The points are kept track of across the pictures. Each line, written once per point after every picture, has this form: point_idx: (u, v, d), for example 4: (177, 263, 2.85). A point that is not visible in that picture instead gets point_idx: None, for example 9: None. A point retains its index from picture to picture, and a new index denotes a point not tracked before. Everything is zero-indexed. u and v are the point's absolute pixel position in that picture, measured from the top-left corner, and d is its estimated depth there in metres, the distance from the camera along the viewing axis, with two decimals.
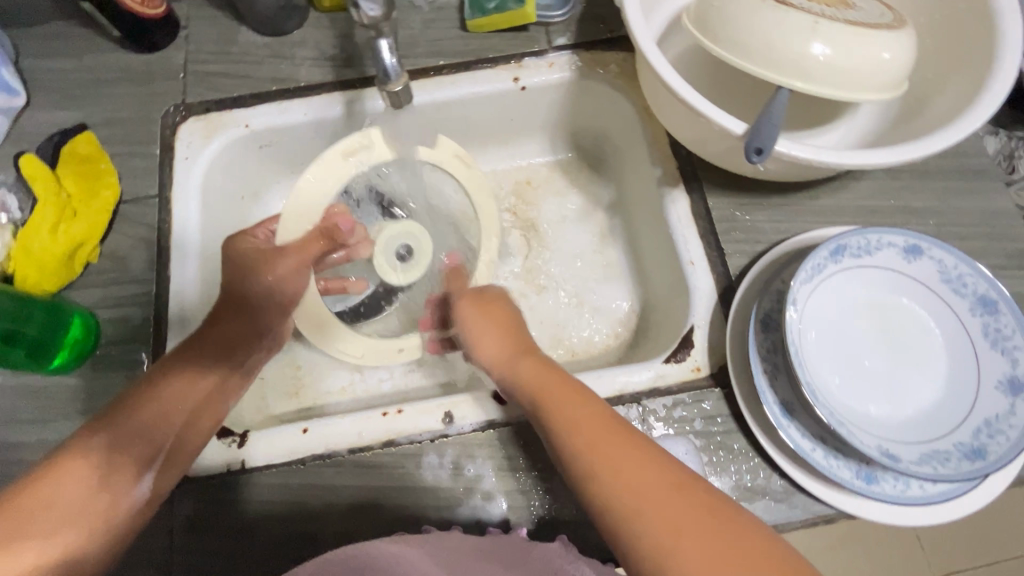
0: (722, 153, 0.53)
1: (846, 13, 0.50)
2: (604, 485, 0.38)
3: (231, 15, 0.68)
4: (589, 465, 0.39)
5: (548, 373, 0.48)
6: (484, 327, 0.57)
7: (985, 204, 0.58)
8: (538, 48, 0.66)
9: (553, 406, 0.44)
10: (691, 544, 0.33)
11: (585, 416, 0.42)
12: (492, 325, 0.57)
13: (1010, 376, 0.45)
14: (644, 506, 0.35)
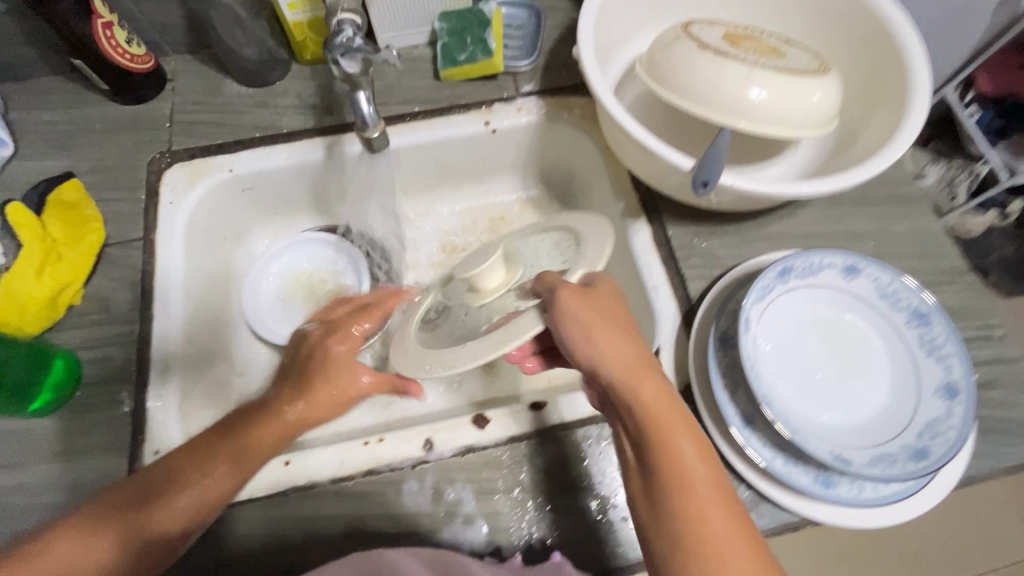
0: (677, 187, 0.58)
1: (777, 61, 0.56)
2: None
3: (216, 68, 0.73)
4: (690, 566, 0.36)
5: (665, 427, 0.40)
6: (597, 332, 0.43)
7: (916, 226, 0.63)
8: (507, 94, 0.71)
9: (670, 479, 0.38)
10: None
11: (696, 497, 0.38)
12: (598, 327, 0.43)
13: (946, 381, 0.49)
14: None
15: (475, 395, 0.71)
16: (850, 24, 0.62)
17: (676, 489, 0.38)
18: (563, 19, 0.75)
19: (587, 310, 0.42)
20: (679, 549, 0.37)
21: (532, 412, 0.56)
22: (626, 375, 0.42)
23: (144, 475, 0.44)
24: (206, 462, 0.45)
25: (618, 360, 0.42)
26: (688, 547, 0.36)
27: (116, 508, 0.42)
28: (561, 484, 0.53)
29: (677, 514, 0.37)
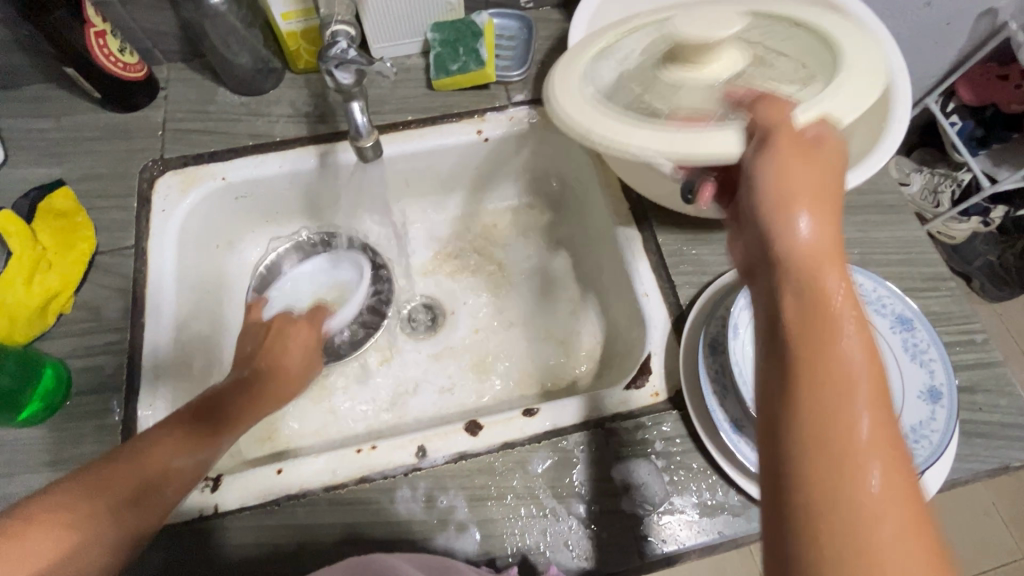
0: (666, 196, 0.59)
1: None
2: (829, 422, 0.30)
3: (210, 76, 0.73)
4: (825, 401, 0.30)
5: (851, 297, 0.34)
6: (781, 194, 0.38)
7: (900, 234, 0.65)
8: (499, 104, 0.72)
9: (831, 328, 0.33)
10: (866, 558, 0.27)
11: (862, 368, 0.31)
12: (797, 176, 0.38)
13: (929, 385, 0.50)
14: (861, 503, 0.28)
15: (468, 401, 0.71)
16: None
17: (839, 388, 0.31)
18: (554, 31, 0.76)
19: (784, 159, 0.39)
20: (811, 383, 0.31)
21: (524, 418, 0.56)
22: (822, 245, 0.36)
23: (112, 461, 0.45)
24: (176, 448, 0.48)
25: (817, 222, 0.37)
26: (830, 389, 0.31)
27: (94, 491, 0.42)
28: (554, 491, 0.54)
29: (831, 417, 0.30)
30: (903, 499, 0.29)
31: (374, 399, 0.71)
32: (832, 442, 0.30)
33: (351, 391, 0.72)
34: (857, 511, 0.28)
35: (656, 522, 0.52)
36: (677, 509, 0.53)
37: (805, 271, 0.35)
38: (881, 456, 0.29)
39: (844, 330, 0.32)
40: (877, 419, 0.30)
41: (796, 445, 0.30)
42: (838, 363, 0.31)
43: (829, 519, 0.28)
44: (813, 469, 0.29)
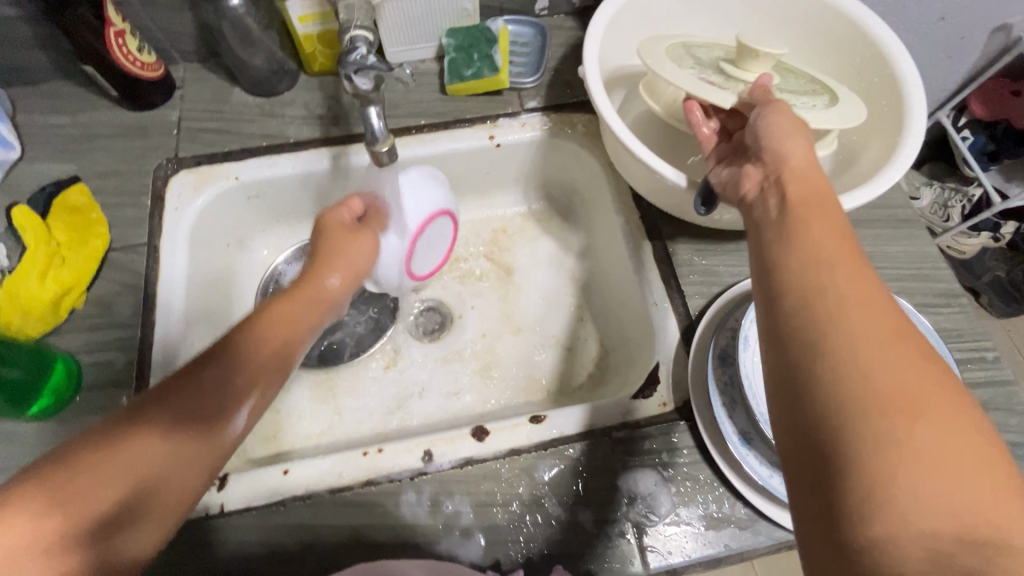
0: (677, 205, 0.59)
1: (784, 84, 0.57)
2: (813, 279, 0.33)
3: (225, 77, 0.73)
4: (811, 263, 0.34)
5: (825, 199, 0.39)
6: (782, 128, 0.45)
7: (911, 249, 0.65)
8: (512, 109, 0.73)
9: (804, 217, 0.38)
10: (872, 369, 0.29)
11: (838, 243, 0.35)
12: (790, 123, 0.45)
13: None
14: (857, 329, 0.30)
15: (473, 406, 0.71)
16: (851, 51, 0.63)
17: (839, 279, 0.33)
18: (568, 39, 0.77)
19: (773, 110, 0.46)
20: (795, 252, 0.36)
21: (531, 425, 0.56)
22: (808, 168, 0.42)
23: (94, 450, 0.40)
24: (166, 439, 0.43)
25: (804, 150, 0.43)
26: (809, 254, 0.35)
27: (68, 493, 0.37)
28: (560, 499, 0.53)
29: (835, 303, 0.31)
30: (923, 368, 0.29)
31: (379, 401, 0.71)
32: (838, 324, 0.31)
33: (356, 392, 0.72)
34: (877, 377, 0.28)
35: (661, 533, 0.52)
36: (683, 520, 0.52)
37: (800, 190, 0.40)
38: (890, 328, 0.30)
39: (832, 241, 0.35)
40: (873, 292, 0.32)
41: (803, 337, 0.31)
42: (833, 262, 0.34)
43: (850, 388, 0.28)
44: (828, 346, 0.30)
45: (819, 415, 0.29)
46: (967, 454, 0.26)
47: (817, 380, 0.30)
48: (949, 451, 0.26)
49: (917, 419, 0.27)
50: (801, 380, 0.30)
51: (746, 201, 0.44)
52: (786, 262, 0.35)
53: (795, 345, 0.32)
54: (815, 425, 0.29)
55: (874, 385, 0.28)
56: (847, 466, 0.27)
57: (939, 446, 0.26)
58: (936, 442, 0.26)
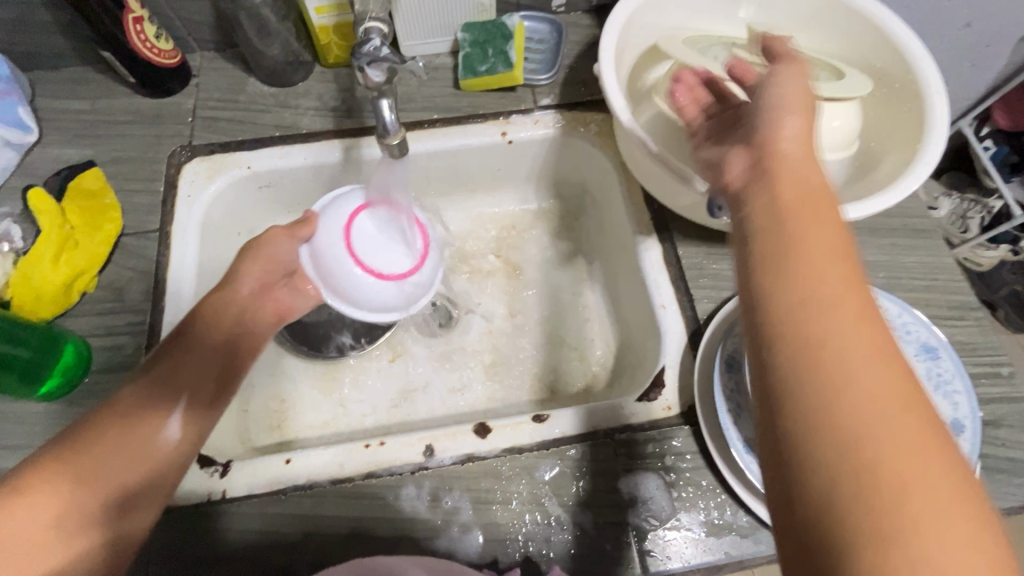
0: (689, 207, 0.59)
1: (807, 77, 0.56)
2: (812, 331, 0.30)
3: (241, 66, 0.74)
4: (811, 308, 0.30)
5: (821, 200, 0.34)
6: (784, 103, 0.39)
7: (927, 259, 0.63)
8: (525, 106, 0.72)
9: (804, 232, 0.33)
10: (877, 449, 0.26)
11: (842, 279, 0.31)
12: (796, 103, 0.39)
13: (951, 418, 0.50)
14: (859, 400, 0.27)
15: (477, 403, 0.71)
16: (874, 55, 0.62)
17: (830, 334, 0.29)
18: (584, 37, 0.76)
19: (783, 84, 0.40)
20: (794, 290, 0.31)
21: (534, 424, 0.56)
22: (802, 152, 0.37)
23: (86, 442, 0.44)
24: (153, 428, 0.47)
25: (802, 131, 0.38)
26: (808, 294, 0.30)
27: (74, 480, 0.42)
28: (559, 500, 0.53)
29: (827, 370, 0.28)
30: (923, 447, 0.26)
31: (383, 394, 0.72)
32: (829, 402, 0.28)
33: (361, 385, 0.72)
34: (873, 461, 0.26)
35: (661, 539, 0.52)
36: (684, 526, 0.52)
37: (794, 186, 0.35)
38: (888, 398, 0.27)
39: (827, 272, 0.31)
40: (877, 349, 0.29)
41: (793, 405, 0.28)
42: (826, 307, 0.30)
43: (850, 474, 0.26)
44: (827, 419, 0.27)
45: (813, 508, 0.27)
46: (973, 540, 0.24)
47: (808, 467, 0.27)
48: (955, 546, 0.24)
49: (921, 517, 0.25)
50: (791, 463, 0.28)
51: (729, 193, 0.39)
52: (779, 301, 0.31)
53: (784, 419, 0.29)
54: (810, 511, 0.27)
55: (872, 472, 0.26)
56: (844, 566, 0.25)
57: (943, 541, 0.24)
58: (944, 545, 0.24)
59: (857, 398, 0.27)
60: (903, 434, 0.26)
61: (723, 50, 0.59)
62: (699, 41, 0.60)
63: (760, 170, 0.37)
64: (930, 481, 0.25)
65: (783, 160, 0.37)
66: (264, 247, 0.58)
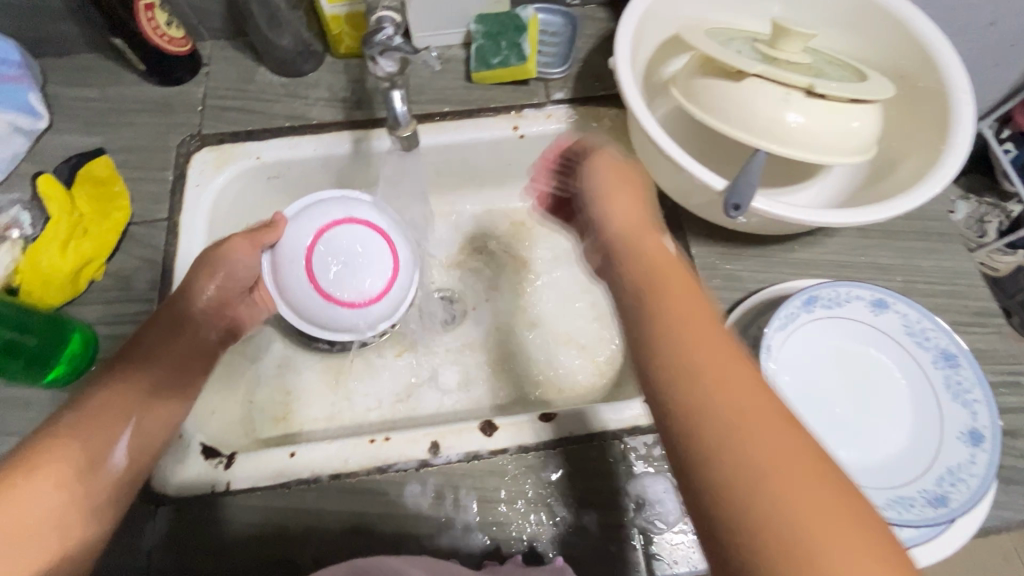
0: (703, 205, 0.57)
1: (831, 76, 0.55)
2: (683, 376, 0.34)
3: (251, 55, 0.73)
4: (682, 358, 0.34)
5: (666, 260, 0.41)
6: (608, 184, 0.49)
7: (947, 263, 0.62)
8: (537, 100, 0.71)
9: (656, 294, 0.39)
10: (760, 475, 0.29)
11: (699, 326, 0.36)
12: (621, 186, 0.49)
13: (971, 427, 0.48)
14: (734, 433, 0.31)
15: (482, 399, 0.71)
16: (899, 53, 0.60)
17: (720, 412, 0.32)
18: (600, 30, 0.75)
19: (599, 172, 0.50)
20: (664, 343, 0.36)
21: (541, 423, 0.55)
22: (631, 238, 0.44)
23: (90, 435, 0.44)
24: (152, 409, 0.49)
25: (625, 209, 0.47)
26: (676, 345, 0.35)
27: (82, 476, 0.42)
28: (565, 500, 0.53)
29: (723, 451, 0.31)
30: (798, 463, 0.30)
31: (389, 389, 0.71)
32: (708, 437, 0.31)
33: (367, 378, 0.72)
34: (756, 484, 0.29)
35: (668, 542, 0.51)
36: (691, 530, 0.51)
37: (641, 267, 0.41)
38: (790, 466, 0.29)
39: (686, 320, 0.36)
40: (744, 381, 0.33)
41: (684, 444, 0.32)
42: (709, 386, 0.33)
43: (740, 501, 0.29)
44: (712, 453, 0.31)
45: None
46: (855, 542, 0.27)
47: (741, 557, 0.28)
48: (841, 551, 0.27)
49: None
50: (723, 552, 0.29)
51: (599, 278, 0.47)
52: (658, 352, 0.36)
53: (702, 505, 0.30)
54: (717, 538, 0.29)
55: (758, 496, 0.29)
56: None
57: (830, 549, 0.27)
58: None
59: (732, 430, 0.31)
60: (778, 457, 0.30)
61: (744, 45, 0.57)
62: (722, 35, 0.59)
63: (608, 258, 0.45)
64: (844, 543, 0.27)
65: (627, 246, 0.44)
66: (224, 261, 0.56)
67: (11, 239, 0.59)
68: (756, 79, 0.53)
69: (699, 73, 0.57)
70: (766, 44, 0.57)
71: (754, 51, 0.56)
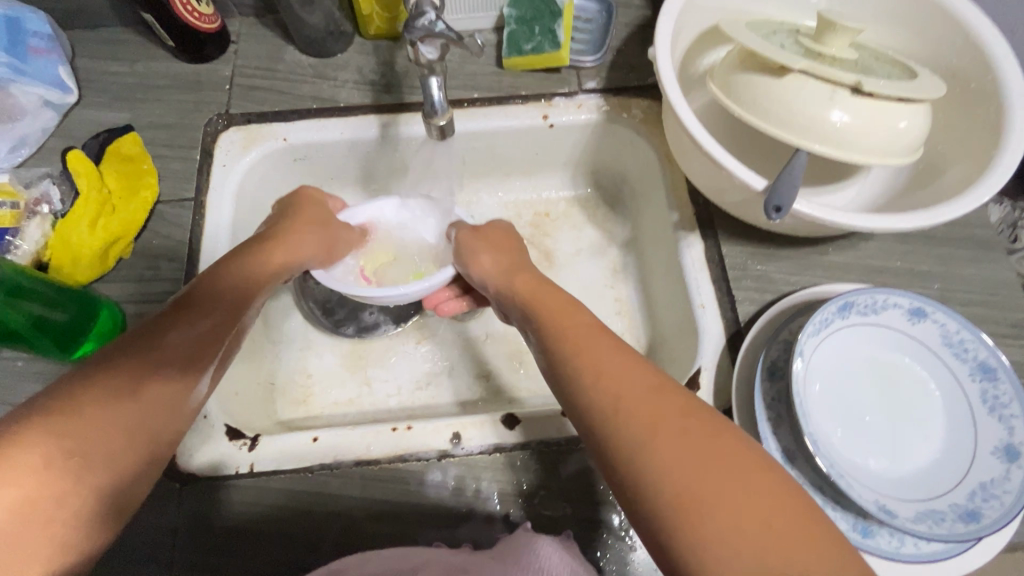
0: (739, 204, 0.56)
1: (879, 74, 0.52)
2: (586, 394, 0.40)
3: (280, 34, 0.72)
4: (581, 380, 0.41)
5: (554, 296, 0.51)
6: (483, 246, 0.61)
7: (987, 273, 0.60)
8: (569, 89, 0.70)
9: (551, 326, 0.47)
10: (669, 463, 0.34)
11: (582, 345, 0.44)
12: (494, 241, 0.62)
13: (1006, 442, 0.47)
14: (635, 431, 0.36)
15: (500, 391, 0.71)
16: (951, 51, 0.58)
17: (601, 390, 0.39)
18: (635, 18, 0.72)
19: (479, 241, 0.61)
20: (563, 370, 0.43)
21: (563, 419, 0.55)
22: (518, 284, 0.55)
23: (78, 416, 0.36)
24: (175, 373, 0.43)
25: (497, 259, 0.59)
26: (572, 370, 0.42)
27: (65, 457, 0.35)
28: (586, 497, 0.53)
29: (615, 423, 0.37)
30: (694, 438, 0.35)
31: (408, 376, 0.71)
32: (620, 440, 0.37)
33: (387, 365, 0.72)
34: (666, 473, 0.34)
35: None
36: None
37: (527, 308, 0.52)
38: (665, 416, 0.37)
39: (576, 343, 0.44)
40: (634, 381, 0.39)
41: (607, 452, 0.37)
42: (589, 374, 0.41)
43: (657, 488, 0.34)
44: (625, 453, 0.36)
45: (654, 526, 0.34)
46: (753, 497, 0.33)
47: (656, 519, 0.34)
48: (745, 509, 0.33)
49: (712, 503, 0.33)
50: (627, 498, 0.36)
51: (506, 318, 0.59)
52: (567, 376, 0.42)
53: (608, 467, 0.37)
54: (648, 522, 0.34)
55: (669, 481, 0.34)
56: (682, 560, 0.32)
57: (735, 511, 0.32)
58: (755, 538, 0.32)
59: (635, 427, 0.36)
60: (674, 437, 0.35)
61: (787, 37, 0.55)
62: (763, 27, 0.57)
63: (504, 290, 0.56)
64: (741, 501, 0.33)
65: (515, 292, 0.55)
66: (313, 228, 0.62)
67: (41, 214, 0.59)
68: (801, 75, 0.51)
69: (740, 68, 0.55)
70: (812, 37, 0.55)
71: (797, 44, 0.54)
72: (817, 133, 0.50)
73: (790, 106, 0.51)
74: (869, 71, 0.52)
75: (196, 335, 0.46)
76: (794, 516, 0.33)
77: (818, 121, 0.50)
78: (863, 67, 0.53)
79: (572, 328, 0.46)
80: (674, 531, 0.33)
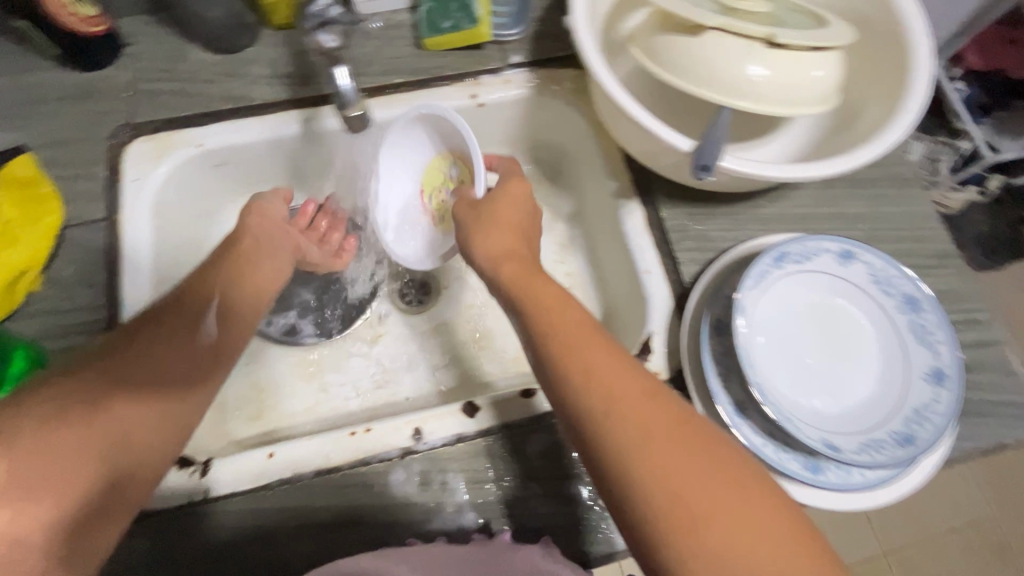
0: (672, 166, 0.56)
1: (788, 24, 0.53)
2: (579, 402, 0.39)
3: (179, 31, 0.67)
4: (574, 382, 0.40)
5: (538, 282, 0.47)
6: (498, 217, 0.52)
7: (908, 209, 0.63)
8: (495, 65, 0.68)
9: (540, 313, 0.45)
10: (664, 477, 0.35)
11: (574, 343, 0.42)
12: (505, 209, 0.53)
13: (934, 367, 0.50)
14: (632, 442, 0.37)
15: (461, 378, 0.70)
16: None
17: (593, 398, 0.39)
18: None
19: (486, 208, 0.53)
20: (552, 371, 0.42)
21: (522, 399, 0.55)
22: (504, 264, 0.50)
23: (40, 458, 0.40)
24: (144, 409, 0.46)
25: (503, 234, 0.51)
26: (563, 370, 0.41)
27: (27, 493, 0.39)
28: (554, 474, 0.53)
29: (608, 433, 0.37)
30: (687, 450, 0.36)
31: (366, 376, 0.70)
32: (616, 451, 0.37)
33: (342, 368, 0.70)
34: (661, 487, 0.35)
35: None
36: None
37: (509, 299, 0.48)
38: (660, 428, 0.37)
39: (566, 339, 0.42)
40: (627, 387, 0.39)
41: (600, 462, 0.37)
42: (580, 377, 0.40)
43: (653, 502, 0.35)
44: (621, 465, 0.36)
45: (648, 542, 0.35)
46: (743, 508, 0.34)
47: (652, 532, 0.34)
48: (735, 520, 0.34)
49: (704, 518, 0.34)
50: (621, 511, 0.36)
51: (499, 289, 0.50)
52: (558, 377, 0.41)
53: (602, 477, 0.37)
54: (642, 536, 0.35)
55: (664, 495, 0.35)
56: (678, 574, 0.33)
57: (727, 525, 0.34)
58: (746, 547, 0.33)
59: (631, 440, 0.37)
60: (668, 449, 0.36)
61: None
62: None
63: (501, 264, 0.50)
64: (732, 514, 0.34)
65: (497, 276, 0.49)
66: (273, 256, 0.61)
67: None
68: (717, 32, 0.51)
69: (658, 30, 0.54)
70: None
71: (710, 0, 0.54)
72: (738, 89, 0.50)
73: (708, 64, 0.51)
74: (779, 22, 0.53)
75: (164, 367, 0.49)
76: (781, 523, 0.34)
77: (735, 77, 0.50)
78: (773, 18, 0.54)
79: (561, 321, 0.44)
80: (663, 543, 0.34)
